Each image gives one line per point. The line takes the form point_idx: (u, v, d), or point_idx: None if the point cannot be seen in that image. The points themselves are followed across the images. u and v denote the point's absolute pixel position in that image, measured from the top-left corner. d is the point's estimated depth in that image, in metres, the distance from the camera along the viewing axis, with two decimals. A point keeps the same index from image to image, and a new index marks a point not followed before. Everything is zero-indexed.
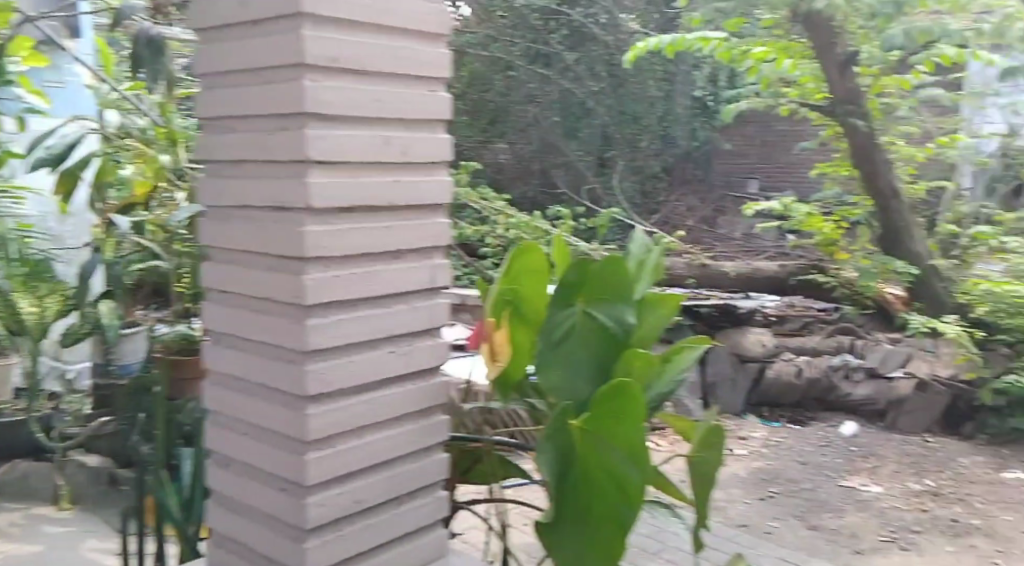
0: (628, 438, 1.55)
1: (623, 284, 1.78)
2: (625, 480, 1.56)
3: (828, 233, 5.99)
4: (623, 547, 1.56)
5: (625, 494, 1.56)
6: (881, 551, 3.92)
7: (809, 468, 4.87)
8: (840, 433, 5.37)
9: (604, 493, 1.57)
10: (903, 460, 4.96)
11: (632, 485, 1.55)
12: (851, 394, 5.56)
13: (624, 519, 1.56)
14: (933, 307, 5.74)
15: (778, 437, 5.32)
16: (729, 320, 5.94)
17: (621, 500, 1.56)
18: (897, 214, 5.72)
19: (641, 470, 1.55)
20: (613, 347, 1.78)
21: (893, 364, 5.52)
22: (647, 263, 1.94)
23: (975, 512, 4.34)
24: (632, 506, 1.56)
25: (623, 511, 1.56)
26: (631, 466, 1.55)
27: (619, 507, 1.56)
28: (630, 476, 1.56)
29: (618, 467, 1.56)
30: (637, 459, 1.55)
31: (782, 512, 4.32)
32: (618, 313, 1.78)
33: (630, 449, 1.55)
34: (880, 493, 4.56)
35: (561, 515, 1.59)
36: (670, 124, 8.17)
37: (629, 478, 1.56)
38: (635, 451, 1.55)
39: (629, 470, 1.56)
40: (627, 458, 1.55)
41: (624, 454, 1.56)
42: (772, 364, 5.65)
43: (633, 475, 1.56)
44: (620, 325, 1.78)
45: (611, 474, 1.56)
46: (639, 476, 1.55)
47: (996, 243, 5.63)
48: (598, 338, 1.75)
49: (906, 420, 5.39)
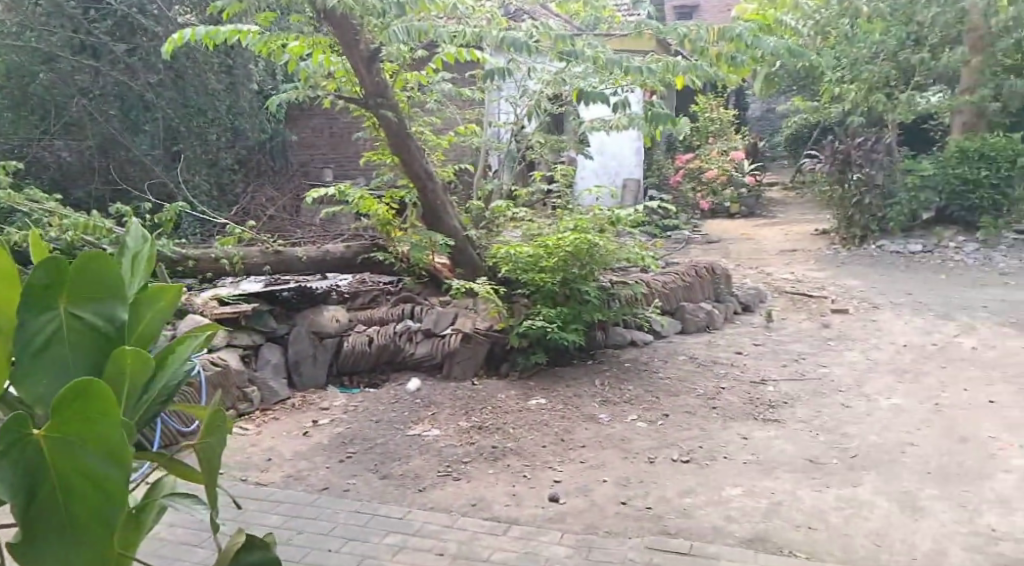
0: (106, 441, 2.12)
1: (109, 281, 2.38)
2: (107, 481, 2.13)
3: (381, 214, 6.03)
4: (110, 535, 2.13)
5: (108, 490, 2.13)
6: (439, 485, 4.53)
7: (382, 425, 5.22)
8: (405, 390, 5.64)
9: (88, 495, 2.12)
10: (455, 403, 5.43)
11: (114, 484, 2.13)
12: (414, 352, 5.87)
13: (110, 517, 2.13)
14: (470, 271, 6.17)
15: (355, 402, 5.54)
16: (307, 302, 6.22)
17: (106, 499, 2.13)
18: (431, 193, 5.94)
19: (119, 470, 2.13)
20: (107, 343, 2.39)
21: (444, 323, 5.92)
22: (140, 258, 2.63)
23: (506, 436, 5.03)
24: (114, 503, 2.13)
25: (106, 511, 2.13)
26: (114, 468, 2.13)
27: (103, 507, 2.13)
28: (111, 477, 2.13)
29: (99, 470, 2.12)
30: (117, 462, 2.13)
31: (359, 469, 4.73)
32: (108, 314, 2.39)
33: (105, 450, 2.12)
34: (437, 436, 5.07)
35: (48, 521, 2.12)
36: (237, 116, 9.19)
37: (110, 477, 2.13)
38: (114, 455, 2.13)
39: (110, 471, 2.13)
40: (105, 460, 2.12)
41: (105, 459, 2.12)
42: (348, 337, 5.94)
43: (114, 473, 2.13)
44: (110, 322, 2.40)
45: (86, 475, 2.12)
46: (119, 476, 2.13)
47: (510, 214, 6.14)
48: (85, 340, 2.35)
49: (457, 369, 5.76)
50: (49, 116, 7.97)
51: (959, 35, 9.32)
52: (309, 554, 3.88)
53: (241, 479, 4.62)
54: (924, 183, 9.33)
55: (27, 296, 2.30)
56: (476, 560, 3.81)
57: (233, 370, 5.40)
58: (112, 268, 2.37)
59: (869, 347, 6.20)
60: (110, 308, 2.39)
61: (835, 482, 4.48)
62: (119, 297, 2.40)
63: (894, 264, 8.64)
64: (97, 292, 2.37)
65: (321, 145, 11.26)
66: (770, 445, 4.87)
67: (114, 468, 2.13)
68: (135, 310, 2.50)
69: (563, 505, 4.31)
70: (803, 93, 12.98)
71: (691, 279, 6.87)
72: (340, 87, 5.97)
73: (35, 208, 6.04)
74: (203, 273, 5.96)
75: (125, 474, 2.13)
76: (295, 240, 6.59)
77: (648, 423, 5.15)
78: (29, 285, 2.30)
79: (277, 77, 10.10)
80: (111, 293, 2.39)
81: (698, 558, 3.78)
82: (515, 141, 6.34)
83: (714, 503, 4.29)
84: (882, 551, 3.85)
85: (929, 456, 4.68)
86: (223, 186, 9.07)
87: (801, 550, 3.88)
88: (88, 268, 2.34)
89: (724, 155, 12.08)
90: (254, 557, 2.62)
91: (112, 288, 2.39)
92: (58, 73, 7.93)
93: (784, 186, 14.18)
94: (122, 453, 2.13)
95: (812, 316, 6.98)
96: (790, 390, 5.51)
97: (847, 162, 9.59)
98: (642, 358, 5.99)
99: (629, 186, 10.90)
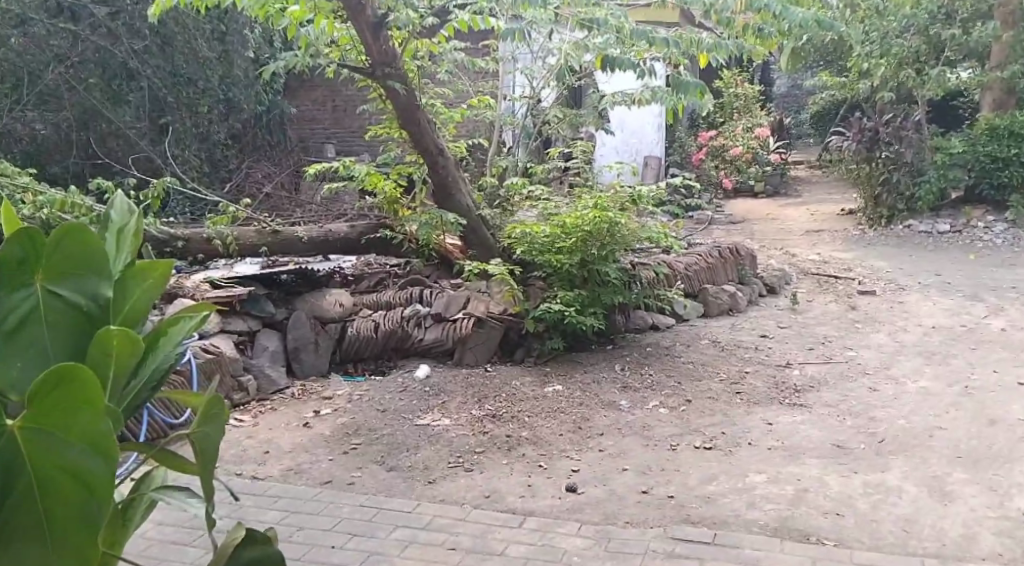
0: (87, 430, 1.79)
1: (91, 255, 2.09)
2: (89, 476, 1.79)
3: (388, 192, 5.83)
4: (93, 539, 1.80)
5: (91, 487, 1.80)
6: (450, 477, 4.34)
7: (388, 414, 5.02)
8: (414, 377, 5.45)
9: (67, 492, 1.79)
10: (468, 391, 5.24)
11: (98, 480, 1.79)
12: (422, 338, 5.69)
13: (93, 517, 1.80)
14: (481, 252, 6.02)
15: (360, 391, 5.34)
16: (307, 285, 6.00)
17: (89, 497, 1.80)
18: (442, 170, 5.77)
19: (104, 463, 1.80)
20: (90, 324, 2.12)
21: (455, 307, 5.73)
22: (126, 232, 2.38)
23: (522, 425, 4.84)
24: (98, 502, 1.80)
25: (89, 510, 1.80)
26: (97, 461, 1.79)
27: (84, 507, 1.80)
28: (94, 471, 1.79)
29: (79, 464, 1.79)
30: (101, 454, 1.80)
31: (365, 461, 4.53)
32: (89, 291, 2.12)
33: (86, 440, 1.79)
34: (447, 425, 4.88)
35: (20, 523, 1.79)
36: (229, 86, 9.01)
37: (92, 472, 1.79)
38: (97, 446, 1.79)
39: (93, 465, 1.80)
40: (86, 452, 1.79)
41: (85, 450, 1.79)
42: (352, 323, 5.74)
43: (97, 467, 1.80)
44: (92, 301, 2.12)
45: (65, 468, 1.79)
46: (105, 471, 1.80)
47: (524, 192, 6.09)
48: (65, 321, 2.08)
49: (469, 355, 5.60)
50: (22, 86, 7.65)
51: (988, 9, 9.11)
52: (312, 551, 3.68)
53: (238, 474, 4.41)
54: (952, 161, 9.28)
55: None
56: (491, 553, 3.62)
57: (228, 357, 5.17)
58: (95, 240, 2.08)
59: (896, 330, 6.17)
60: (92, 286, 2.12)
61: (862, 467, 4.30)
62: (103, 273, 2.13)
63: (921, 244, 8.71)
64: (78, 268, 2.09)
65: (322, 120, 11.04)
66: (795, 430, 4.71)
67: (98, 461, 1.80)
68: (120, 289, 2.28)
69: (581, 495, 4.12)
70: (831, 68, 12.80)
71: (714, 260, 6.77)
72: (345, 56, 5.93)
73: (7, 183, 5.74)
74: (195, 254, 5.72)
75: (111, 468, 1.80)
76: (294, 219, 6.36)
77: (670, 410, 5.00)
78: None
79: (274, 44, 9.78)
80: (94, 269, 2.11)
81: (721, 548, 3.60)
82: (531, 116, 6.41)
83: (738, 491, 4.09)
84: (911, 538, 3.67)
85: (959, 440, 4.55)
86: (215, 161, 8.85)
87: (829, 537, 3.68)
88: (66, 241, 2.05)
89: (749, 132, 11.90)
90: (252, 555, 2.39)
91: (95, 264, 2.11)
92: (33, 38, 7.62)
93: (811, 165, 14.19)
94: (107, 444, 1.80)
95: (838, 299, 6.92)
96: (816, 374, 5.42)
97: (874, 139, 9.60)
98: (665, 342, 5.88)
99: (650, 163, 10.84)
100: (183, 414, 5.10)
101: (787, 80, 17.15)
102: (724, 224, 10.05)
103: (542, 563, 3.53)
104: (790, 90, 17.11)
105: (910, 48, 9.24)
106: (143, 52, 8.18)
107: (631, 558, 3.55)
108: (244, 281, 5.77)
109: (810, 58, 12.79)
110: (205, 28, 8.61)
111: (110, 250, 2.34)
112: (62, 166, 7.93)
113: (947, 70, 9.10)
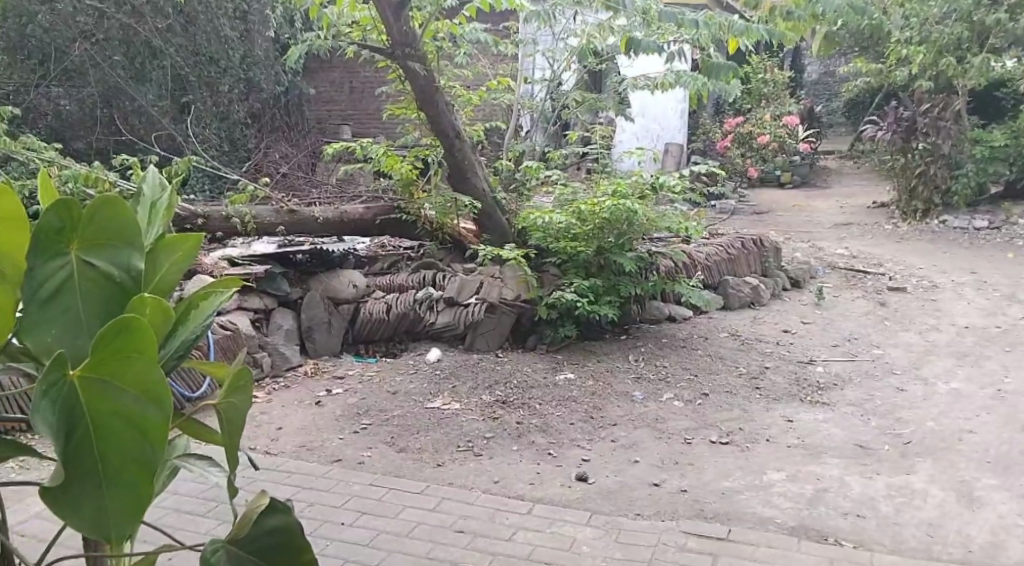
0: (140, 375, 1.66)
1: (127, 227, 1.90)
2: (143, 421, 1.66)
3: (404, 174, 5.77)
4: (150, 487, 1.66)
5: (145, 433, 1.66)
6: (459, 461, 4.20)
7: (398, 396, 4.89)
8: (425, 360, 5.34)
9: (123, 437, 1.66)
10: (480, 376, 5.11)
11: (153, 424, 1.66)
12: (434, 322, 5.55)
13: (147, 461, 1.66)
14: (495, 237, 5.93)
15: (372, 372, 5.23)
16: (320, 264, 5.84)
17: (142, 441, 1.66)
18: (459, 153, 5.65)
19: (159, 408, 1.67)
20: (124, 294, 1.91)
21: (468, 292, 5.60)
22: (159, 206, 2.20)
23: (532, 412, 4.70)
24: (153, 447, 1.66)
25: (144, 455, 1.66)
26: (150, 404, 1.66)
27: (139, 452, 1.66)
28: (149, 415, 1.66)
29: (133, 410, 1.66)
30: (155, 397, 1.66)
31: (374, 441, 4.41)
32: (124, 265, 1.92)
33: (140, 385, 1.66)
34: (457, 409, 4.74)
35: (76, 467, 1.64)
36: (251, 66, 8.90)
37: (147, 416, 1.66)
38: (151, 389, 1.66)
39: (147, 408, 1.66)
40: (141, 398, 1.66)
41: (139, 395, 1.66)
42: (364, 304, 5.63)
43: (152, 412, 1.66)
44: (125, 272, 1.92)
45: (118, 414, 1.65)
46: (160, 415, 1.66)
47: (541, 177, 5.98)
48: (100, 293, 1.87)
49: (481, 341, 5.49)
50: (49, 61, 7.64)
51: None
52: (321, 527, 3.57)
53: (249, 448, 4.32)
54: (994, 154, 9.06)
55: (34, 239, 1.85)
56: (497, 538, 3.49)
57: (243, 333, 5.06)
58: (129, 211, 1.90)
59: (927, 328, 5.97)
60: (125, 256, 1.92)
61: (886, 469, 4.11)
62: (138, 244, 1.93)
63: (957, 240, 8.46)
64: (112, 239, 1.90)
65: (340, 102, 10.94)
66: (815, 428, 4.54)
67: (151, 405, 1.66)
68: (148, 261, 2.09)
69: (591, 485, 3.97)
70: (865, 54, 12.31)
71: (737, 251, 6.58)
72: (366, 36, 5.80)
73: (34, 156, 5.66)
74: (214, 231, 5.60)
75: (166, 413, 1.67)
76: (310, 200, 6.18)
77: (685, 402, 4.84)
78: (36, 227, 1.85)
79: (296, 24, 9.58)
80: (129, 240, 1.91)
81: (734, 544, 3.44)
82: (550, 99, 6.30)
83: (755, 488, 3.92)
84: (935, 542, 3.49)
85: (989, 444, 4.34)
86: (234, 140, 8.78)
87: (849, 538, 3.51)
88: (102, 211, 1.87)
89: (776, 119, 11.80)
90: (273, 524, 2.07)
91: (131, 234, 1.91)
92: (60, 14, 7.57)
93: (842, 154, 13.86)
94: (162, 390, 1.67)
95: (867, 294, 6.72)
96: (840, 372, 5.24)
97: (910, 131, 9.29)
98: (683, 333, 5.74)
99: (671, 149, 10.60)
100: (200, 387, 4.97)
101: (819, 66, 16.60)
102: (749, 214, 9.87)
103: (550, 550, 3.40)
104: (822, 75, 16.47)
105: (951, 36, 8.82)
106: (166, 30, 8.10)
107: (641, 549, 3.41)
108: (261, 259, 5.66)
109: (844, 44, 12.45)
110: (228, 6, 8.49)
111: (141, 222, 2.16)
112: (86, 142, 7.89)
113: (991, 58, 8.69)
